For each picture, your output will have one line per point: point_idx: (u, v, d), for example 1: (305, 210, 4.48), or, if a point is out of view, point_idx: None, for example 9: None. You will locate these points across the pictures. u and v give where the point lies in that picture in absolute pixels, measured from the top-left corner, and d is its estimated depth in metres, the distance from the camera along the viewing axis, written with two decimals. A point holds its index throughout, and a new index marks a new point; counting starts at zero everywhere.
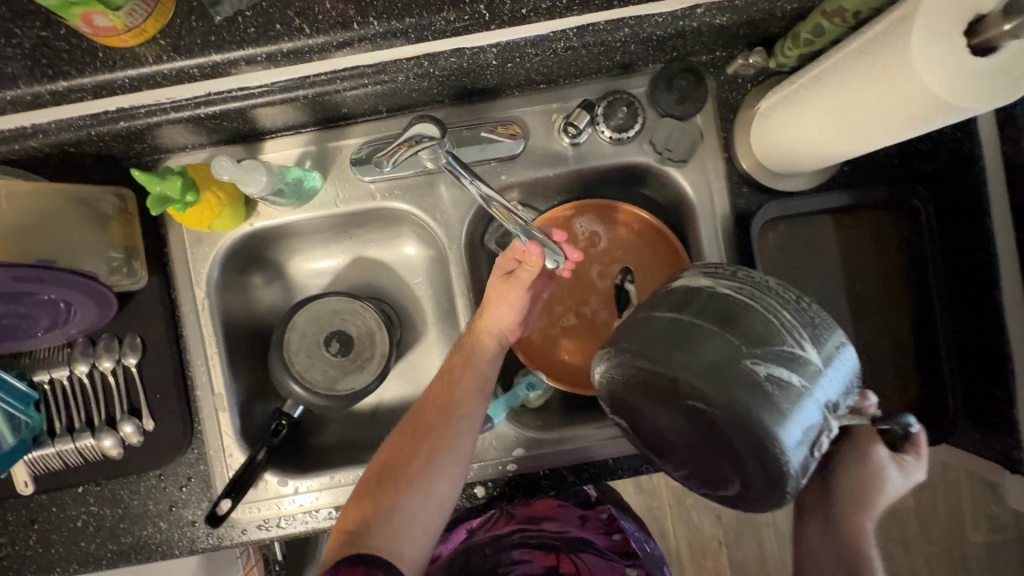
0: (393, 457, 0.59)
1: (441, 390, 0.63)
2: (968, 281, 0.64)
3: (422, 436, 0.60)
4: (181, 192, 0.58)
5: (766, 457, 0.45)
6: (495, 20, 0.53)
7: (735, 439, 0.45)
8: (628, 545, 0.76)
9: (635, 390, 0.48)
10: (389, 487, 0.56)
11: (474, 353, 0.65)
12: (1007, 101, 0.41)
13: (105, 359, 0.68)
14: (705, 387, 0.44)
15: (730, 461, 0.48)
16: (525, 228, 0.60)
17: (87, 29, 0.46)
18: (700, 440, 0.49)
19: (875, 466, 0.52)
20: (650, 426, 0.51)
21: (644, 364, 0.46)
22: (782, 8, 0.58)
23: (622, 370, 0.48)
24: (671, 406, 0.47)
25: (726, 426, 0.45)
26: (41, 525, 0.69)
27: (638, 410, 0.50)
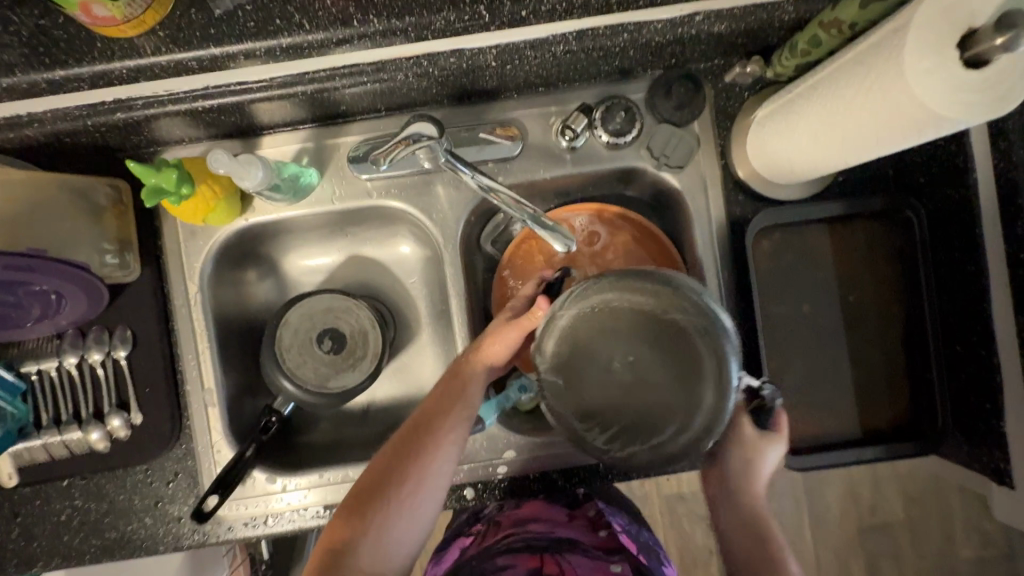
0: (381, 469, 0.56)
1: (428, 411, 0.58)
2: (957, 293, 0.64)
3: (410, 454, 0.56)
4: (175, 185, 0.58)
5: (721, 376, 0.49)
6: (495, 20, 0.53)
7: (698, 358, 0.49)
8: (613, 541, 0.73)
9: (615, 316, 0.51)
10: (376, 506, 0.54)
11: (467, 378, 0.59)
12: (999, 114, 0.41)
13: (94, 351, 0.68)
14: (685, 306, 0.50)
15: (676, 391, 0.50)
16: (535, 216, 0.60)
17: (84, 18, 0.46)
18: (655, 372, 0.50)
19: (754, 442, 0.56)
20: (597, 370, 0.50)
21: (631, 286, 0.51)
22: (780, 18, 0.58)
23: (607, 295, 0.51)
24: (643, 334, 0.50)
25: (695, 340, 0.50)
26: (24, 518, 0.68)
27: (595, 346, 0.50)
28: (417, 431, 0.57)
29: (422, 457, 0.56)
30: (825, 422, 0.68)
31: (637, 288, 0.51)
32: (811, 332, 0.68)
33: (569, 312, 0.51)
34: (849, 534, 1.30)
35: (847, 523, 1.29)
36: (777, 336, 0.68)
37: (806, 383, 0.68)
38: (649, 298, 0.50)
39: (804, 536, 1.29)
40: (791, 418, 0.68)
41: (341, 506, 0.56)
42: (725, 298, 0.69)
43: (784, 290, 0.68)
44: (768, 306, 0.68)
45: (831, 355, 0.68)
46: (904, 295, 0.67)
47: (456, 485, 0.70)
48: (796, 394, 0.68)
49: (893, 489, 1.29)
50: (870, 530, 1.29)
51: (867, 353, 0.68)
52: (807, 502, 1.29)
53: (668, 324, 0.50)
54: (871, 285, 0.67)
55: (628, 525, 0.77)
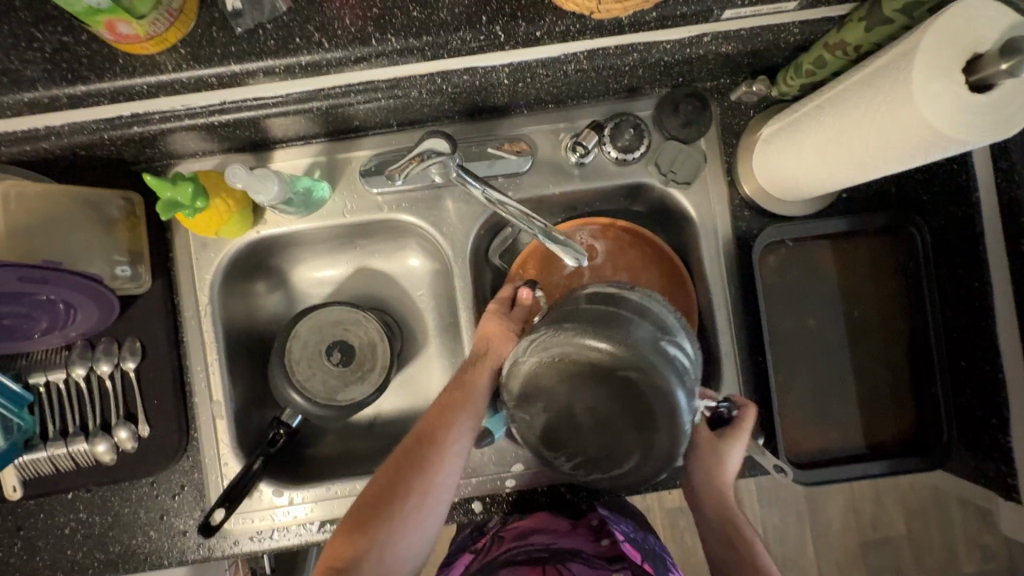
0: (385, 482, 0.56)
1: (432, 423, 0.59)
2: (961, 308, 0.65)
3: (415, 467, 0.56)
4: (192, 199, 0.58)
5: (676, 422, 0.49)
6: (510, 41, 0.53)
7: (652, 406, 0.48)
8: (617, 548, 0.69)
9: (572, 369, 0.50)
10: (382, 518, 0.54)
11: (473, 386, 0.61)
12: (1003, 136, 0.42)
13: (103, 363, 0.68)
14: (637, 362, 0.48)
15: (632, 433, 0.50)
16: (545, 231, 0.60)
17: (108, 36, 0.47)
18: (613, 417, 0.50)
19: (712, 446, 0.60)
20: (557, 416, 0.51)
21: (586, 342, 0.49)
22: (786, 39, 0.60)
23: (561, 349, 0.50)
24: (599, 384, 0.49)
25: (648, 395, 0.48)
26: (27, 531, 0.68)
27: (553, 393, 0.51)
28: (421, 444, 0.58)
29: (429, 469, 0.56)
30: (831, 436, 0.68)
31: (593, 343, 0.49)
32: (817, 346, 0.69)
33: (529, 363, 0.51)
34: (851, 548, 1.29)
35: (849, 537, 1.29)
36: (783, 350, 0.69)
37: (812, 396, 0.69)
38: (606, 352, 0.49)
39: (806, 550, 1.28)
40: (798, 431, 0.68)
41: (341, 524, 0.55)
42: (731, 312, 0.70)
43: (790, 304, 0.69)
44: (774, 320, 0.68)
45: (836, 369, 0.69)
46: (909, 310, 0.68)
47: (464, 498, 0.70)
48: (803, 408, 0.68)
49: (894, 503, 1.29)
50: (872, 544, 1.29)
51: (872, 367, 0.69)
52: (809, 516, 1.29)
53: (624, 378, 0.48)
54: (876, 300, 0.68)
55: (632, 532, 0.75)
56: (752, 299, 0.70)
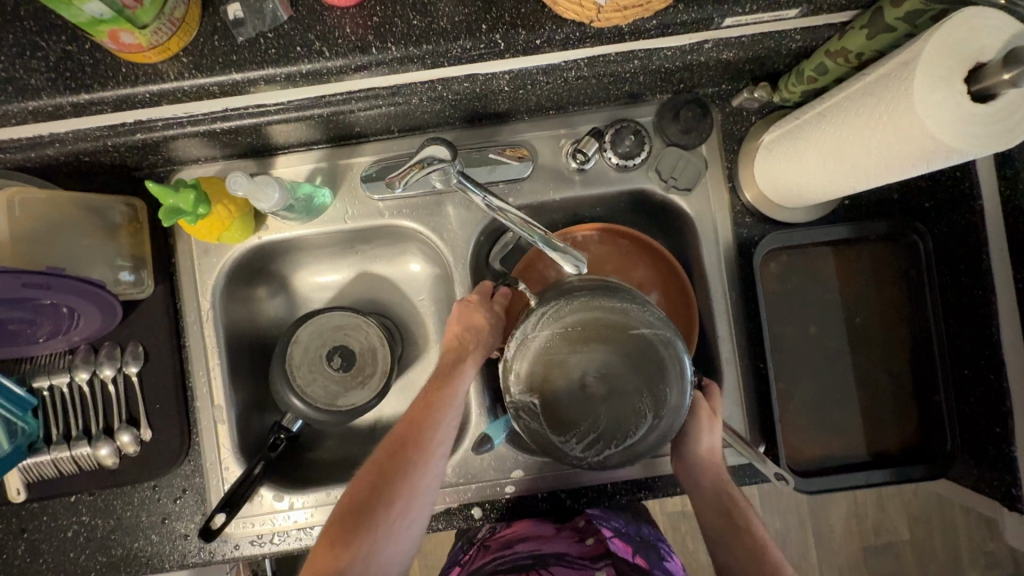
0: (372, 486, 0.54)
1: (415, 424, 0.57)
2: (964, 317, 0.64)
3: (401, 471, 0.55)
4: (193, 206, 0.59)
5: (683, 376, 0.51)
6: (509, 49, 0.53)
7: (663, 362, 0.51)
8: (601, 548, 0.69)
9: (585, 334, 0.52)
10: (367, 527, 0.52)
11: (452, 381, 0.60)
12: (1005, 146, 0.42)
13: (106, 367, 0.68)
14: (647, 318, 0.51)
15: (644, 392, 0.51)
16: (544, 237, 0.60)
17: (112, 46, 0.48)
18: (624, 380, 0.51)
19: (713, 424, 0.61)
20: (569, 383, 0.52)
21: (596, 305, 0.51)
22: (788, 46, 0.60)
23: (576, 312, 0.52)
24: (610, 347, 0.52)
25: (660, 350, 0.51)
26: (30, 534, 0.68)
27: (564, 361, 0.52)
28: (405, 446, 0.56)
29: (414, 472, 0.55)
30: (832, 444, 0.68)
31: (603, 304, 0.51)
32: (819, 353, 0.68)
33: (542, 334, 0.52)
34: (854, 554, 1.29)
35: (852, 543, 1.28)
36: (784, 357, 0.68)
37: (813, 404, 0.68)
38: (616, 313, 0.51)
39: (809, 556, 1.28)
40: (798, 439, 0.68)
41: (327, 530, 0.53)
42: (732, 319, 0.70)
43: (791, 311, 0.68)
44: (775, 327, 0.68)
45: (838, 376, 0.68)
46: (911, 317, 0.67)
47: (463, 504, 0.70)
48: (804, 415, 0.68)
49: (898, 509, 1.29)
50: (875, 550, 1.29)
51: (873, 375, 0.68)
52: (812, 522, 1.28)
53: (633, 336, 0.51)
54: (878, 307, 0.68)
55: (625, 526, 0.76)
56: (753, 306, 0.69)
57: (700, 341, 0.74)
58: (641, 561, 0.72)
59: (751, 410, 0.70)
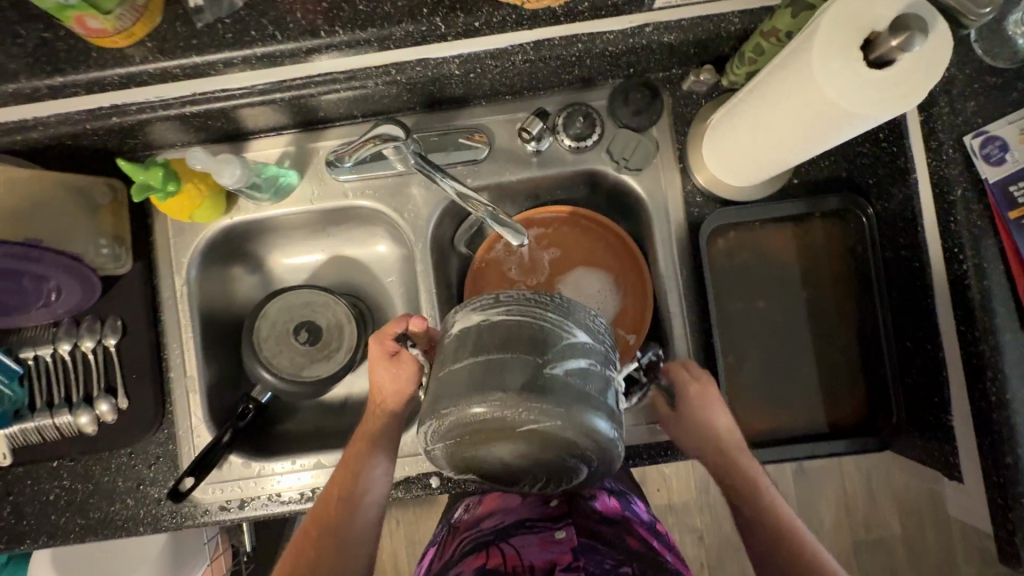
0: (308, 538, 0.59)
1: (339, 483, 0.61)
2: (905, 290, 0.66)
3: (331, 520, 0.60)
4: (162, 182, 0.63)
5: (599, 439, 0.42)
6: (451, 32, 0.57)
7: (572, 440, 0.41)
8: (562, 509, 0.64)
9: (479, 440, 0.42)
10: None
11: (376, 432, 0.63)
12: (900, 110, 0.44)
13: (87, 339, 0.72)
14: (533, 410, 0.40)
15: (568, 461, 0.43)
16: (492, 214, 0.63)
17: (80, 30, 0.52)
18: (545, 460, 0.43)
19: (707, 406, 0.62)
20: (491, 468, 0.45)
21: (471, 415, 0.41)
22: (727, 28, 0.62)
23: (457, 423, 0.42)
24: (511, 441, 0.42)
25: (564, 436, 0.41)
26: (15, 497, 0.73)
27: (477, 458, 0.44)
28: (336, 501, 0.60)
29: (341, 524, 0.59)
30: (780, 417, 0.69)
31: (477, 409, 0.41)
32: (767, 328, 0.70)
33: (438, 446, 0.44)
34: (843, 548, 1.28)
35: (842, 537, 1.28)
36: (733, 332, 0.70)
37: (760, 378, 0.70)
38: (494, 417, 0.41)
39: None
40: (746, 411, 0.69)
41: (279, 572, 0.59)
42: (683, 295, 0.72)
43: (738, 287, 0.70)
44: (722, 302, 0.70)
45: (786, 350, 0.70)
46: (857, 292, 0.69)
47: (421, 473, 0.73)
48: (752, 388, 0.70)
49: (886, 502, 1.28)
50: (865, 545, 1.28)
51: (821, 350, 0.70)
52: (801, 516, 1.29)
53: (525, 430, 0.41)
54: (826, 283, 0.70)
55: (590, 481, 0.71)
56: (703, 283, 0.71)
57: (655, 318, 0.76)
58: (616, 504, 0.69)
59: None
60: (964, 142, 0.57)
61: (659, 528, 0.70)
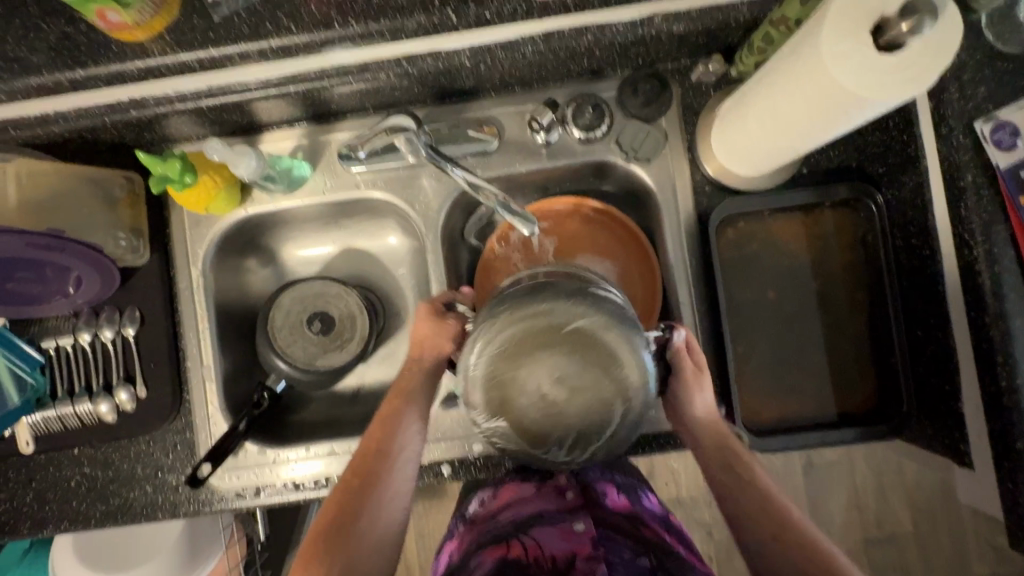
0: (338, 498, 0.57)
1: (376, 437, 0.60)
2: (915, 278, 0.66)
3: (366, 477, 0.57)
4: (179, 174, 0.64)
5: (635, 351, 0.48)
6: (462, 23, 0.58)
7: (611, 346, 0.48)
8: (579, 501, 0.65)
9: (525, 346, 0.47)
10: (339, 546, 0.53)
11: (410, 385, 0.64)
12: (907, 96, 0.44)
13: (106, 329, 0.74)
14: (582, 307, 0.48)
15: (606, 381, 0.48)
16: (502, 203, 0.64)
17: (102, 24, 0.53)
18: (583, 380, 0.47)
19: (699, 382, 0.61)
20: (529, 400, 0.47)
21: (527, 312, 0.48)
22: (736, 18, 0.62)
23: (513, 320, 0.48)
24: (556, 349, 0.47)
25: (607, 337, 0.48)
26: (38, 483, 0.74)
27: (517, 379, 0.47)
28: (369, 457, 0.59)
29: (378, 481, 0.57)
30: (789, 404, 0.70)
31: (532, 305, 0.48)
32: (776, 317, 0.70)
33: (484, 360, 0.48)
34: (852, 542, 1.29)
35: (851, 532, 1.28)
36: (742, 321, 0.71)
37: (770, 366, 0.70)
38: (545, 315, 0.48)
39: None
40: (755, 399, 0.70)
41: (303, 551, 0.53)
42: (692, 285, 0.72)
43: (748, 276, 0.71)
44: (732, 292, 0.71)
45: (796, 339, 0.70)
46: (867, 282, 0.69)
47: (432, 462, 0.74)
48: (761, 376, 0.70)
49: (897, 498, 1.28)
50: (874, 540, 1.28)
51: (830, 338, 0.70)
52: (809, 511, 1.28)
53: (570, 331, 0.48)
54: (836, 272, 0.70)
55: (602, 473, 0.71)
56: (711, 272, 0.72)
57: (664, 308, 0.76)
58: (627, 499, 0.69)
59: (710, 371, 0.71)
60: (975, 127, 0.58)
61: (671, 520, 0.69)
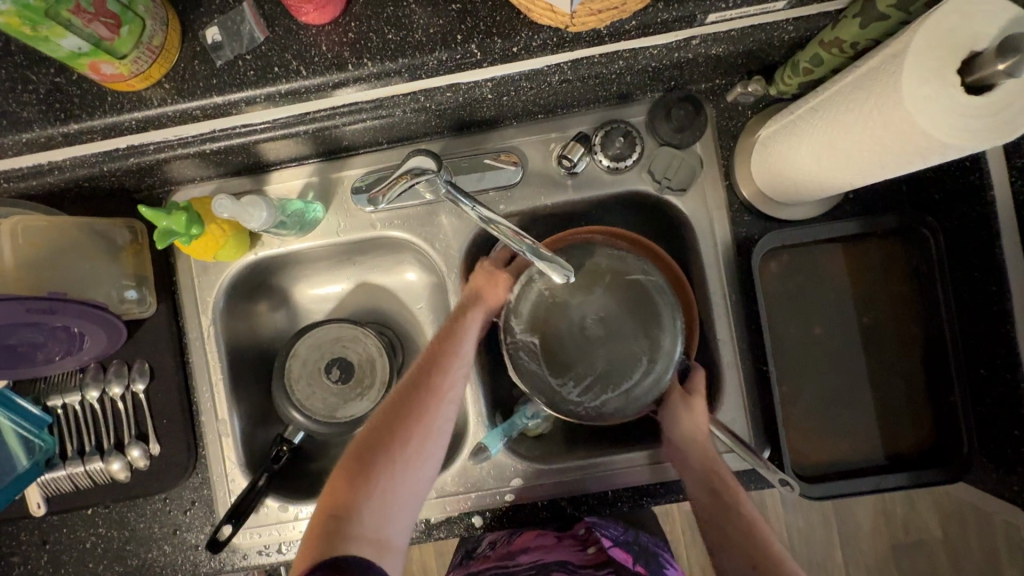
0: (381, 427, 0.53)
1: (425, 369, 0.56)
2: (980, 315, 0.61)
3: (415, 409, 0.54)
4: (186, 227, 0.60)
5: (676, 325, 0.57)
6: (486, 58, 0.53)
7: (658, 309, 0.57)
8: (601, 557, 0.66)
9: (585, 281, 0.58)
10: (380, 469, 0.51)
11: (463, 324, 0.59)
12: (1002, 141, 0.39)
13: (115, 385, 0.70)
14: (644, 268, 0.58)
15: (639, 339, 0.57)
16: (533, 248, 0.54)
17: (95, 77, 0.49)
18: (620, 331, 0.57)
19: (692, 412, 0.58)
20: (570, 329, 0.57)
21: (599, 255, 0.58)
22: (780, 37, 0.57)
23: (583, 262, 0.58)
24: (609, 293, 0.58)
25: (658, 297, 0.57)
26: (52, 545, 0.71)
27: (567, 309, 0.57)
28: (419, 389, 0.55)
29: (423, 418, 0.54)
30: (840, 447, 0.65)
31: (605, 255, 0.59)
32: (825, 354, 0.66)
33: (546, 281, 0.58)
34: (882, 551, 1.24)
35: (880, 541, 1.24)
36: (788, 359, 0.66)
37: (819, 406, 0.66)
38: (614, 263, 0.58)
39: (835, 554, 1.24)
40: (803, 443, 0.66)
41: (340, 469, 0.52)
42: (732, 321, 0.68)
43: (793, 312, 0.66)
44: (776, 329, 0.66)
45: (845, 377, 0.66)
46: (922, 314, 0.64)
47: (463, 513, 0.70)
48: (810, 418, 0.66)
49: (929, 506, 1.23)
50: (905, 549, 1.24)
51: (883, 376, 0.66)
52: (837, 522, 1.24)
53: (630, 283, 0.58)
54: (887, 305, 0.65)
55: (624, 532, 0.70)
56: (754, 309, 0.67)
57: (701, 343, 0.72)
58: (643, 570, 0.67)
59: (753, 413, 0.67)
60: None
61: None
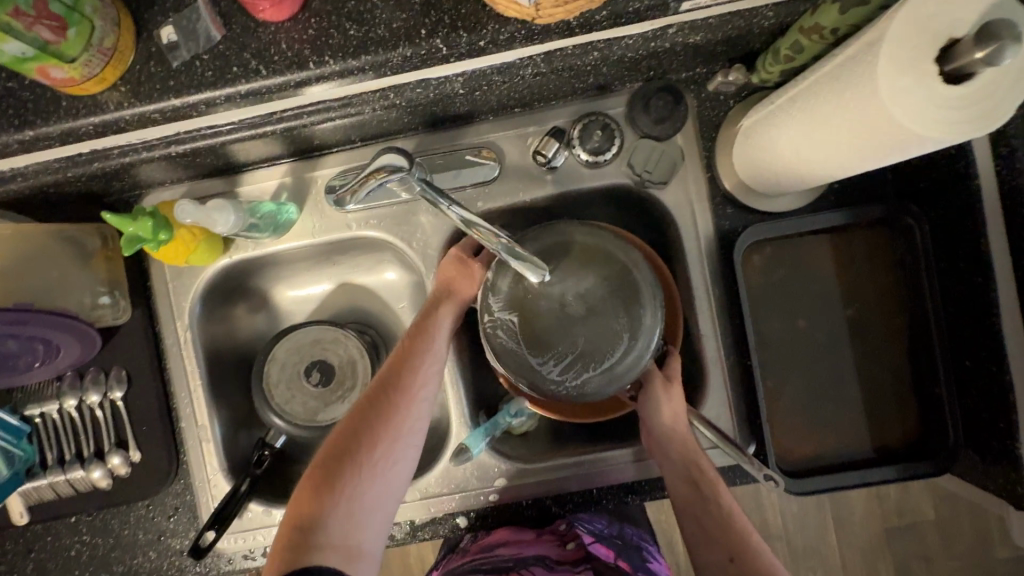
0: (348, 433, 0.53)
1: (395, 371, 0.55)
2: (967, 306, 0.60)
3: (382, 413, 0.53)
4: (153, 233, 0.59)
5: (657, 302, 0.55)
6: (452, 53, 0.51)
7: (637, 285, 0.55)
8: (580, 554, 0.68)
9: (564, 258, 0.56)
10: (349, 476, 0.51)
11: (432, 323, 0.58)
12: (978, 133, 0.38)
13: (92, 393, 0.69)
14: (623, 245, 0.56)
15: (620, 316, 0.55)
16: (506, 245, 0.51)
17: (46, 81, 0.47)
18: (601, 307, 0.55)
19: (672, 398, 0.57)
20: (549, 306, 0.55)
21: (579, 232, 0.57)
22: (760, 25, 0.55)
23: (560, 239, 0.57)
24: (588, 269, 0.56)
25: (637, 274, 0.55)
26: (37, 553, 0.71)
27: (546, 285, 0.55)
28: (387, 392, 0.54)
29: (393, 421, 0.53)
30: (826, 442, 0.65)
31: (584, 232, 0.57)
32: (809, 348, 0.65)
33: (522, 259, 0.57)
34: (874, 536, 1.24)
35: (873, 525, 1.24)
36: (772, 354, 0.65)
37: (804, 401, 0.65)
38: (595, 240, 0.57)
39: (828, 538, 1.24)
40: (789, 438, 0.65)
41: (307, 478, 0.52)
42: (715, 316, 0.67)
43: (777, 306, 0.65)
44: (760, 323, 0.65)
45: (831, 371, 0.65)
46: (908, 306, 0.63)
47: (448, 514, 0.69)
48: (795, 413, 0.65)
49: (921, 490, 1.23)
50: (897, 532, 1.24)
51: (869, 369, 0.65)
52: (830, 507, 1.24)
53: (608, 259, 0.56)
54: (872, 297, 0.64)
55: (607, 527, 0.74)
56: (738, 303, 0.66)
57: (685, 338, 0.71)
58: (624, 566, 0.70)
59: (739, 409, 0.67)
60: None
61: None
